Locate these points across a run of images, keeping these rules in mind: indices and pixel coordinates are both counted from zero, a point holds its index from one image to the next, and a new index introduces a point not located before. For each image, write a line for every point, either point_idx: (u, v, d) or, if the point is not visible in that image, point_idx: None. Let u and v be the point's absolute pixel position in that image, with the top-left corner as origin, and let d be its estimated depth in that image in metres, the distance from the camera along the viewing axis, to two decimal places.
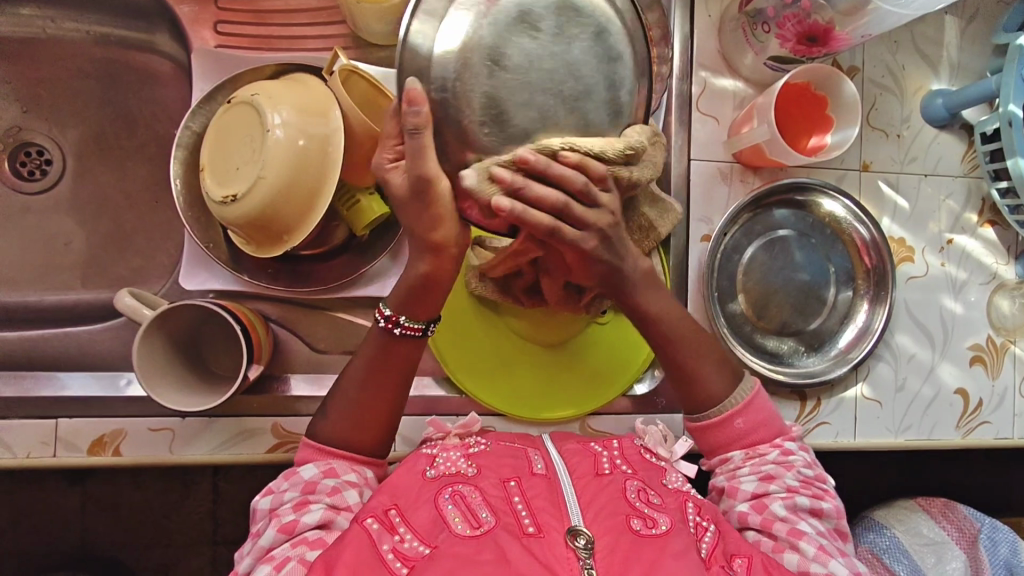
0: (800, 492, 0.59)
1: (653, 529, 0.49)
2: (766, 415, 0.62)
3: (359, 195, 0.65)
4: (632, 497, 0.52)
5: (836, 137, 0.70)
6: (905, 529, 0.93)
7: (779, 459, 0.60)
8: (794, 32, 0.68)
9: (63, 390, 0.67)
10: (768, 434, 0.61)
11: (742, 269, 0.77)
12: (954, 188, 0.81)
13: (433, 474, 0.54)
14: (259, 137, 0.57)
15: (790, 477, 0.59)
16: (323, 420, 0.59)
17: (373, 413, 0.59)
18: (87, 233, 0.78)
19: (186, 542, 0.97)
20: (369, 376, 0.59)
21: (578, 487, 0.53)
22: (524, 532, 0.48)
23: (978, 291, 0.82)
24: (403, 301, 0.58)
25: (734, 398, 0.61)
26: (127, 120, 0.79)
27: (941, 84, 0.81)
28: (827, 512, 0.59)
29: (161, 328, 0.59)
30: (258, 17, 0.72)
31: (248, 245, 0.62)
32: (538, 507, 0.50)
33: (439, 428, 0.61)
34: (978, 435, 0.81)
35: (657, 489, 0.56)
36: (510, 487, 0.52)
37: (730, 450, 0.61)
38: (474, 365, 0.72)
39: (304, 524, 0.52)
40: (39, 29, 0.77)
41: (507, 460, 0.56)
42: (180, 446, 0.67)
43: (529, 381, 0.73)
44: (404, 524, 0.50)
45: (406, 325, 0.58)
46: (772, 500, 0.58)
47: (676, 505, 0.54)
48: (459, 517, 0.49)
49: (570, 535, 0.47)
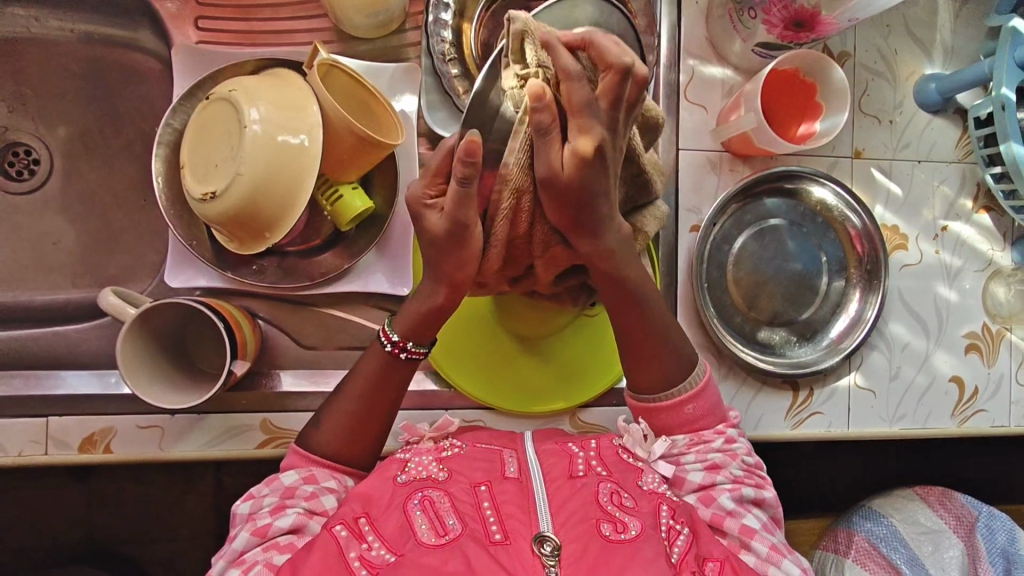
0: (745, 483, 0.59)
1: (622, 535, 0.48)
2: (715, 404, 0.63)
3: (340, 188, 0.65)
4: (604, 501, 0.51)
5: (825, 124, 0.69)
6: (902, 518, 0.93)
7: (725, 448, 0.60)
8: (782, 17, 0.67)
9: (54, 388, 0.68)
10: (712, 421, 0.62)
11: (732, 259, 0.76)
12: (947, 174, 0.80)
13: (405, 478, 0.54)
14: (237, 133, 0.56)
15: (734, 467, 0.60)
16: (316, 430, 0.60)
17: (363, 422, 0.60)
18: (77, 232, 0.78)
19: (190, 537, 0.98)
20: (363, 386, 0.60)
21: (550, 491, 0.52)
22: (490, 540, 0.47)
23: (974, 278, 0.81)
24: (412, 328, 0.59)
25: (693, 379, 0.62)
26: (114, 118, 0.79)
27: (934, 68, 0.79)
28: (768, 501, 0.60)
29: (144, 326, 0.59)
30: (241, 13, 0.71)
31: (231, 242, 0.62)
32: (506, 513, 0.49)
33: (415, 431, 0.60)
34: (974, 424, 0.81)
35: (631, 490, 0.54)
36: (480, 491, 0.52)
37: (676, 434, 0.61)
38: (479, 371, 0.72)
39: (277, 528, 0.52)
40: (24, 28, 0.77)
41: (479, 463, 0.55)
42: (170, 443, 0.67)
43: (520, 379, 0.73)
44: (373, 533, 0.50)
45: (411, 350, 0.60)
46: (719, 492, 0.58)
47: (650, 509, 0.53)
48: (427, 524, 0.49)
49: (537, 542, 0.47)
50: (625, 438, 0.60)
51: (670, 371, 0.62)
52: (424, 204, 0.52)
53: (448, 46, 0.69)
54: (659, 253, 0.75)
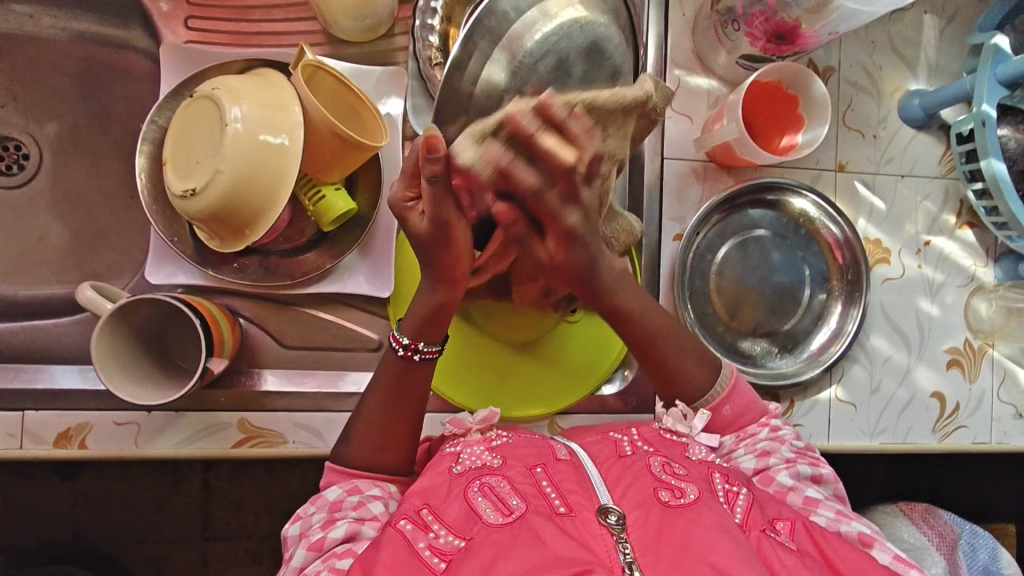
0: (799, 461, 0.60)
1: (680, 499, 0.48)
2: (751, 398, 0.65)
3: (324, 189, 0.65)
4: (658, 472, 0.52)
5: (806, 137, 0.70)
6: (884, 534, 0.94)
7: (771, 436, 0.62)
8: (764, 29, 0.67)
9: (29, 383, 0.67)
10: (753, 415, 0.63)
11: (716, 269, 0.77)
12: (930, 190, 0.81)
13: (460, 469, 0.54)
14: (218, 131, 0.56)
15: (784, 449, 0.61)
16: (345, 445, 0.60)
17: (394, 426, 0.60)
18: (63, 228, 0.79)
19: (172, 538, 0.98)
20: (387, 394, 0.60)
21: (603, 471, 0.53)
22: (555, 513, 0.47)
23: (955, 293, 0.81)
24: (418, 327, 0.59)
25: (722, 381, 0.64)
26: (104, 116, 0.80)
27: (919, 84, 0.80)
28: (826, 478, 0.60)
29: (121, 321, 0.59)
30: (233, 14, 0.72)
31: (212, 240, 0.62)
32: (566, 488, 0.50)
33: (461, 425, 0.60)
34: (955, 439, 0.81)
35: (681, 461, 0.55)
36: (536, 472, 0.52)
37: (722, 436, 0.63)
38: (479, 386, 0.72)
39: (332, 539, 0.52)
40: (17, 24, 0.78)
41: (532, 449, 0.56)
42: (146, 440, 0.67)
43: (506, 376, 0.73)
44: (438, 521, 0.50)
45: (425, 350, 0.60)
46: (776, 472, 0.58)
47: (702, 476, 0.53)
48: (491, 506, 0.49)
49: (601, 513, 0.47)
50: (664, 420, 0.61)
51: (700, 377, 0.64)
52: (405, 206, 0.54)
53: (435, 52, 0.69)
54: (643, 260, 0.75)
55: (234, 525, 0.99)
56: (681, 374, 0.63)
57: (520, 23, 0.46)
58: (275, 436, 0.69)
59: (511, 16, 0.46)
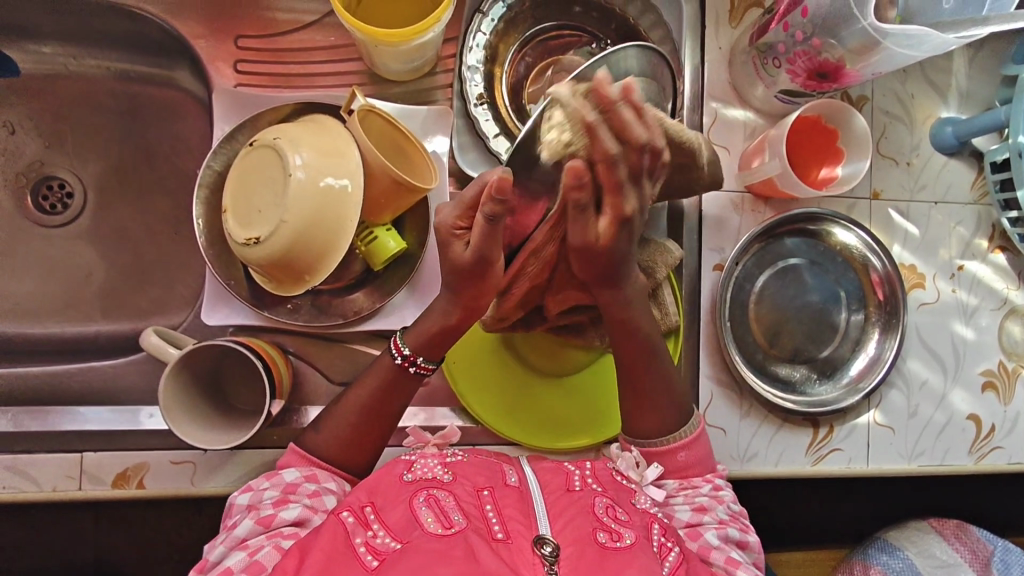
0: (731, 525, 0.59)
1: (616, 542, 0.47)
2: (707, 453, 0.64)
3: (375, 230, 0.66)
4: (599, 512, 0.51)
5: (847, 170, 0.71)
6: (918, 551, 0.93)
7: (712, 493, 0.61)
8: (805, 67, 0.68)
9: (85, 424, 0.68)
10: (703, 470, 0.63)
11: (754, 298, 0.78)
12: (964, 216, 0.82)
13: (411, 477, 0.54)
14: (281, 180, 0.58)
15: (722, 510, 0.60)
16: (315, 433, 0.61)
17: (366, 426, 0.61)
18: (108, 265, 0.80)
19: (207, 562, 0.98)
20: (373, 398, 0.62)
21: (549, 502, 0.52)
22: (492, 537, 0.46)
23: (989, 316, 0.82)
24: (421, 343, 0.61)
25: (683, 431, 0.63)
26: (147, 153, 0.81)
27: (950, 111, 0.81)
28: (751, 545, 0.60)
29: (186, 366, 0.61)
30: (276, 56, 0.73)
31: (268, 283, 0.64)
32: (507, 514, 0.49)
33: (420, 438, 0.61)
34: (991, 461, 0.82)
35: (624, 506, 0.54)
36: (483, 495, 0.51)
37: (666, 480, 0.62)
38: (510, 411, 0.73)
39: (281, 519, 0.52)
40: (60, 65, 0.79)
41: (483, 471, 0.55)
42: (202, 479, 0.68)
43: (534, 407, 0.74)
44: (378, 521, 0.49)
45: (422, 364, 0.62)
46: (705, 529, 0.58)
47: (642, 523, 0.52)
48: (432, 517, 0.48)
49: (536, 543, 0.46)
50: (617, 463, 0.62)
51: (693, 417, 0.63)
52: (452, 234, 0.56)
53: (481, 90, 0.70)
54: (683, 290, 0.76)
55: None
56: (644, 413, 0.64)
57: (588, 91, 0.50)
58: None
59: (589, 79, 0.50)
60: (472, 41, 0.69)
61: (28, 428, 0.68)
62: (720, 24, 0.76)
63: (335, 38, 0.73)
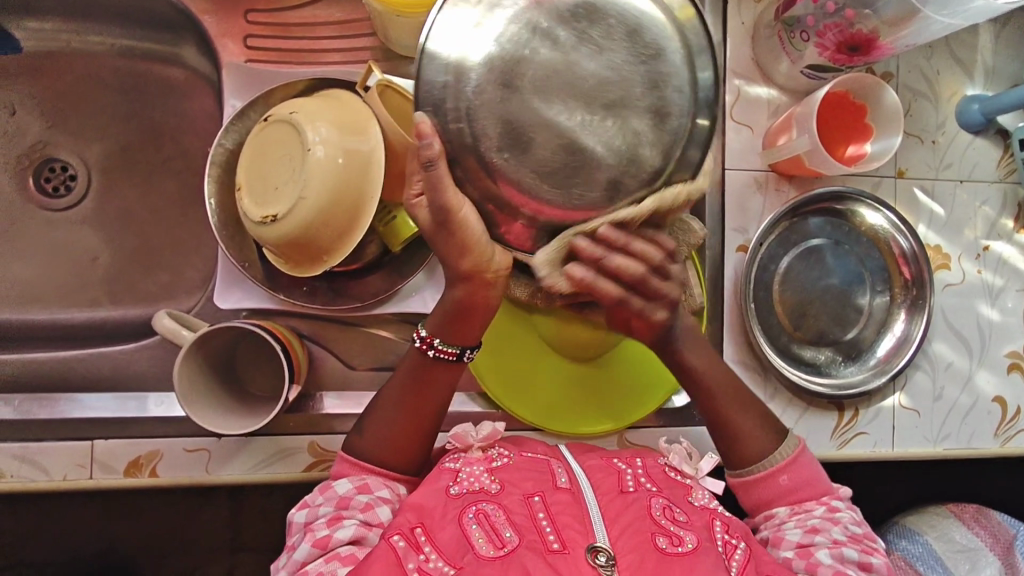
0: (847, 544, 0.57)
1: (678, 547, 0.50)
2: (817, 475, 0.63)
3: (394, 210, 0.65)
4: (657, 515, 0.53)
5: (877, 146, 0.69)
6: (938, 536, 0.92)
7: (827, 515, 0.60)
8: (835, 40, 0.67)
9: (94, 410, 0.66)
10: (815, 493, 0.62)
11: (779, 279, 0.76)
12: (989, 195, 0.80)
13: (457, 490, 0.54)
14: (299, 157, 0.56)
15: (836, 530, 0.58)
16: (359, 437, 0.60)
17: (406, 424, 0.60)
18: (113, 249, 0.77)
19: (206, 550, 0.96)
20: (406, 393, 0.60)
21: (603, 505, 0.53)
22: (548, 549, 0.48)
23: (1015, 297, 0.81)
24: (439, 324, 0.59)
25: (780, 453, 0.63)
26: (152, 134, 0.79)
27: (976, 88, 0.80)
28: (877, 567, 0.57)
29: (201, 350, 0.59)
30: (285, 31, 0.71)
31: (285, 264, 0.62)
32: (562, 522, 0.50)
33: (462, 440, 0.60)
34: (1017, 443, 0.81)
35: (683, 506, 0.56)
36: (534, 503, 0.52)
37: (776, 506, 0.62)
38: (554, 406, 0.72)
39: (337, 539, 0.52)
40: (62, 43, 0.77)
41: (530, 474, 0.56)
42: (217, 466, 0.66)
43: (552, 391, 0.72)
44: (429, 544, 0.50)
45: (440, 348, 0.59)
46: (817, 548, 0.57)
47: (703, 523, 0.55)
48: (483, 537, 0.50)
49: (592, 552, 0.48)
50: (670, 458, 0.63)
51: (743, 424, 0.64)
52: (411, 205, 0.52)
53: None
54: (706, 273, 0.75)
55: (268, 534, 0.97)
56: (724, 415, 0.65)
57: (510, 61, 0.43)
58: None
59: (503, 52, 0.43)
60: None
61: (35, 415, 0.66)
62: None
63: (346, 13, 0.71)
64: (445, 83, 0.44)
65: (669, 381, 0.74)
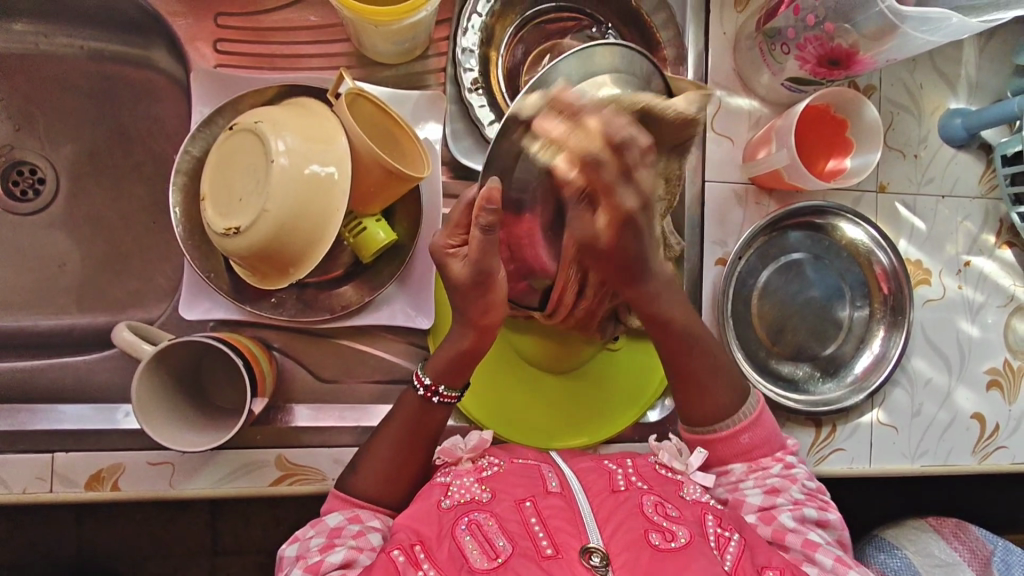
0: (806, 504, 0.59)
1: (671, 543, 0.49)
2: (772, 429, 0.62)
3: (365, 221, 0.63)
4: (649, 512, 0.52)
5: (856, 162, 0.68)
6: (916, 550, 0.92)
7: (784, 473, 0.60)
8: (815, 54, 0.66)
9: (58, 422, 0.65)
10: (771, 448, 0.61)
11: (757, 293, 0.75)
12: (970, 210, 0.80)
13: (449, 503, 0.53)
14: (263, 167, 0.54)
15: (795, 489, 0.59)
16: (352, 474, 0.58)
17: (403, 464, 0.58)
18: (83, 254, 0.76)
19: (184, 554, 0.94)
20: (405, 433, 0.58)
21: (595, 505, 0.52)
22: (541, 555, 0.48)
23: (996, 313, 0.80)
24: (446, 369, 0.58)
25: (743, 413, 0.61)
26: (122, 137, 0.77)
27: (959, 102, 0.79)
28: (832, 522, 0.59)
29: (161, 365, 0.57)
30: (259, 36, 0.69)
31: (251, 276, 0.60)
32: (555, 527, 0.50)
33: (451, 455, 0.58)
34: (995, 460, 0.80)
35: (674, 502, 0.54)
36: (525, 508, 0.51)
37: (734, 462, 0.61)
38: (533, 423, 0.71)
39: (329, 564, 0.51)
40: (31, 44, 0.75)
41: (522, 481, 0.55)
42: (181, 480, 0.65)
43: (543, 410, 0.71)
44: (429, 560, 0.49)
45: (444, 394, 0.58)
46: (780, 512, 0.57)
47: (695, 518, 0.53)
48: (478, 548, 0.48)
49: (585, 553, 0.48)
50: (660, 456, 0.62)
51: (721, 402, 0.62)
52: (447, 253, 0.54)
53: (476, 75, 0.67)
54: (683, 286, 0.74)
55: (247, 539, 0.95)
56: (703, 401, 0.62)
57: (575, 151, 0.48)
58: (314, 474, 0.66)
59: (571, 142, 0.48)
60: (466, 23, 0.66)
61: None
62: (725, 8, 0.73)
63: (321, 18, 0.70)
64: (516, 154, 0.48)
65: (647, 395, 0.73)
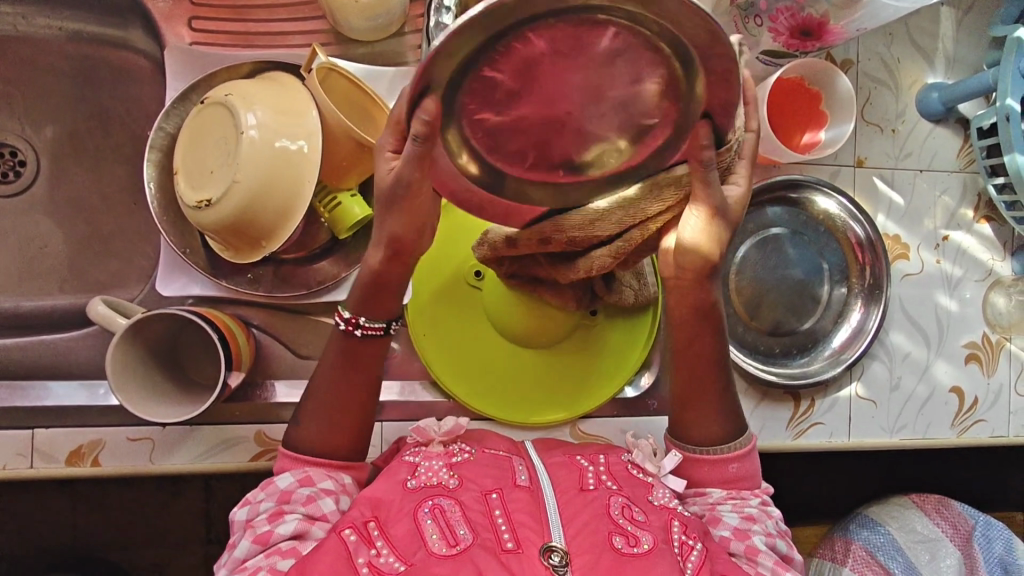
0: (778, 538, 0.58)
1: (634, 548, 0.49)
2: (756, 466, 0.63)
3: (339, 196, 0.62)
4: (615, 514, 0.52)
5: (830, 133, 0.69)
6: (899, 526, 0.92)
7: (761, 507, 0.60)
8: (788, 25, 0.66)
9: (40, 400, 0.65)
10: (752, 484, 0.62)
11: (735, 268, 0.76)
12: (949, 184, 0.80)
13: (415, 484, 0.53)
14: (233, 139, 0.55)
15: (770, 523, 0.59)
16: (296, 428, 0.59)
17: (341, 409, 0.59)
18: (65, 235, 0.76)
19: (179, 540, 0.94)
20: (338, 374, 0.59)
21: (561, 503, 0.52)
22: (502, 549, 0.48)
23: (974, 288, 0.81)
24: (361, 302, 0.59)
25: (735, 442, 0.62)
26: (103, 119, 0.77)
27: (936, 77, 0.79)
28: (797, 562, 0.59)
29: (137, 335, 0.58)
30: (236, 13, 0.69)
31: (226, 251, 0.61)
32: (518, 521, 0.50)
33: (424, 435, 0.59)
34: (974, 434, 0.80)
35: (642, 505, 0.55)
36: (491, 500, 0.52)
37: (712, 487, 0.61)
38: (513, 397, 0.71)
39: (278, 535, 0.50)
40: (10, 25, 0.75)
41: (490, 471, 0.55)
42: (160, 455, 0.65)
43: (522, 386, 0.72)
44: (382, 538, 0.50)
45: (367, 325, 0.59)
46: (753, 533, 0.57)
47: (660, 523, 0.53)
48: (438, 534, 0.49)
49: (545, 552, 0.48)
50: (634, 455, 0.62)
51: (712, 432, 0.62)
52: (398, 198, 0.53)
53: None
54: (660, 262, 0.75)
55: None
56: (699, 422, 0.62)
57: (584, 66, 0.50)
58: None
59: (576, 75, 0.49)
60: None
61: None
62: None
63: None
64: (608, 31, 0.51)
65: (625, 368, 0.73)
